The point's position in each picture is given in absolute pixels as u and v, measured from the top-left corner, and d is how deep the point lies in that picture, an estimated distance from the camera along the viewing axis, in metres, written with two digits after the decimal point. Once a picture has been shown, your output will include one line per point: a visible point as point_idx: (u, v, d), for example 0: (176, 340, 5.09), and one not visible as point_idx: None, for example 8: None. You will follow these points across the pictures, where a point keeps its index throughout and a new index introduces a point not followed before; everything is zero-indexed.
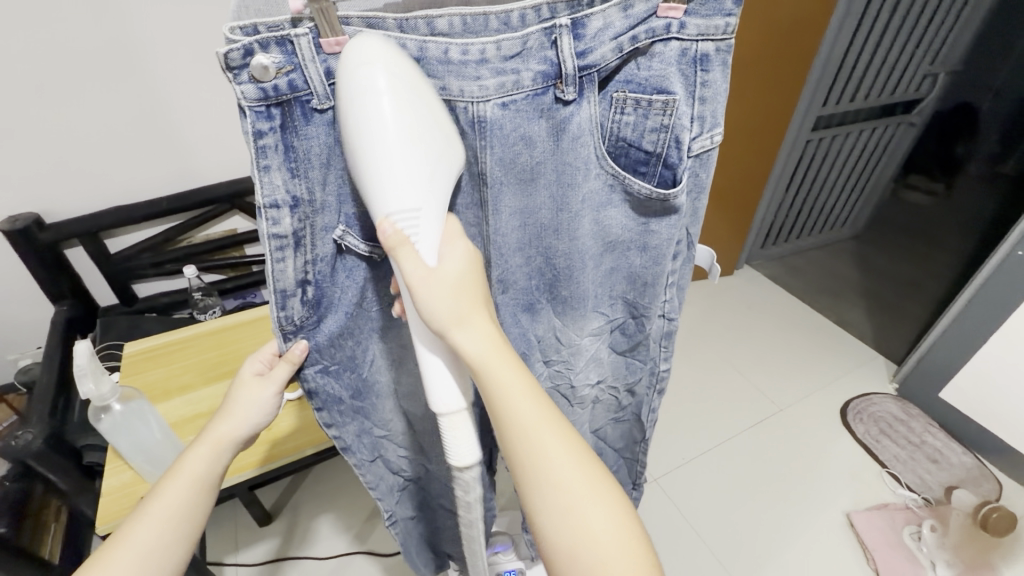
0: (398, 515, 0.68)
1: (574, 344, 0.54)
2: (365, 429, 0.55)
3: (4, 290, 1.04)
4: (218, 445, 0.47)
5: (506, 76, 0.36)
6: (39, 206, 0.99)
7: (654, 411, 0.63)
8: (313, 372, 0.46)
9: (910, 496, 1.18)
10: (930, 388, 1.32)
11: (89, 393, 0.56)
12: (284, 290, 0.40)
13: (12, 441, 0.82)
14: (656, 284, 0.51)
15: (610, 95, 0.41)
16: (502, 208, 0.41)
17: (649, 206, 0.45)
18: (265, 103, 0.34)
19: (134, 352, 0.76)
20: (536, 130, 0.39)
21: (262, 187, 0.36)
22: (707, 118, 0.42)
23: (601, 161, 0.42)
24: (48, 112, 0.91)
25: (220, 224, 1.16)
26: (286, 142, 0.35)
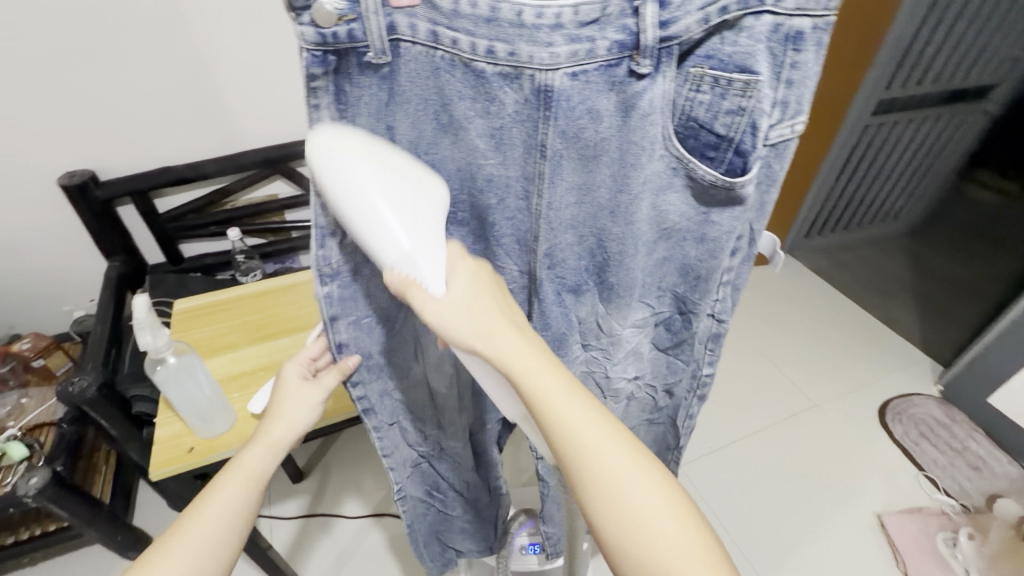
0: (408, 491, 0.69)
1: (615, 333, 0.53)
2: (387, 391, 0.56)
3: (62, 242, 1.09)
4: (273, 445, 0.51)
5: (580, 44, 0.34)
6: (94, 163, 1.02)
7: (691, 418, 0.64)
8: (346, 325, 0.47)
9: (947, 502, 1.15)
10: (979, 393, 1.26)
11: (148, 345, 0.58)
12: (322, 229, 0.41)
13: (68, 387, 0.84)
14: (709, 279, 0.50)
15: (687, 71, 0.38)
16: (559, 180, 0.40)
17: (713, 194, 0.43)
18: (323, 48, 0.34)
19: (181, 309, 0.79)
20: (603, 104, 0.38)
21: (311, 123, 0.37)
22: (790, 104, 0.39)
23: (668, 142, 0.40)
24: (103, 70, 0.93)
25: (263, 188, 1.18)
26: (337, 87, 0.36)
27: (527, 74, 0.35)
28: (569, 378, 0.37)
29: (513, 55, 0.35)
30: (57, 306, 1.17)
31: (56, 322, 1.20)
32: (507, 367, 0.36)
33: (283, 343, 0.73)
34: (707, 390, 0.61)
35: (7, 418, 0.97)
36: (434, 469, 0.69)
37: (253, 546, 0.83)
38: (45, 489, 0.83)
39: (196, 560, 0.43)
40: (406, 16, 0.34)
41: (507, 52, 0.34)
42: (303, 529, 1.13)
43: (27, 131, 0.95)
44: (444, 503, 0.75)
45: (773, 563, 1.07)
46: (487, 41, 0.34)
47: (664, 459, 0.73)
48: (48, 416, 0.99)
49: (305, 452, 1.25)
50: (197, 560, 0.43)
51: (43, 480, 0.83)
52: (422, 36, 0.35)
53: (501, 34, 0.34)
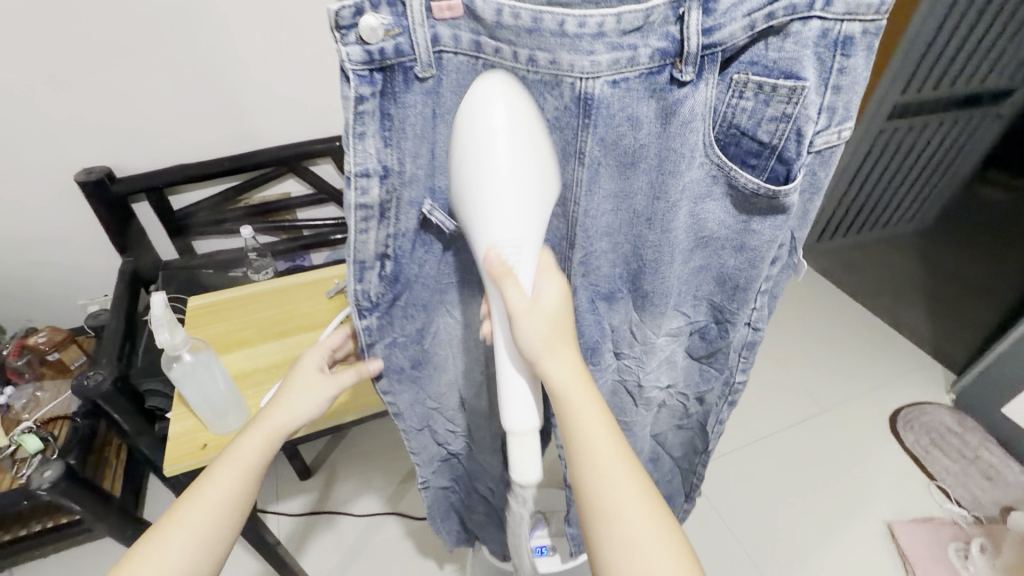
0: (433, 482, 0.69)
1: (649, 341, 0.53)
2: (419, 399, 0.56)
3: (78, 238, 1.10)
4: (272, 433, 0.49)
5: (622, 52, 0.34)
6: (111, 160, 1.03)
7: (721, 424, 0.63)
8: (381, 348, 0.48)
9: (957, 512, 1.14)
10: (994, 402, 1.25)
11: (164, 342, 0.58)
12: (363, 262, 0.40)
13: (84, 380, 0.86)
14: (748, 288, 0.49)
15: (729, 77, 0.39)
16: (596, 189, 0.41)
17: (755, 203, 0.43)
18: (369, 67, 0.33)
19: (196, 305, 0.79)
20: (644, 111, 0.37)
21: (355, 155, 0.35)
22: (837, 111, 0.40)
23: (709, 149, 0.40)
24: (122, 68, 0.94)
25: (276, 185, 1.18)
26: (383, 110, 0.35)
27: (567, 82, 0.35)
28: (608, 420, 0.39)
29: (554, 63, 0.35)
30: (71, 301, 1.18)
31: (70, 316, 1.21)
32: (558, 389, 0.39)
33: (298, 340, 0.73)
34: (740, 397, 0.60)
35: (23, 411, 0.99)
36: (462, 463, 0.70)
37: (263, 541, 0.83)
38: (58, 483, 0.84)
39: (188, 548, 0.43)
40: (449, 28, 0.34)
41: (548, 60, 0.34)
42: (310, 526, 1.13)
43: (46, 128, 0.96)
44: (466, 495, 0.76)
45: (782, 569, 1.06)
46: (529, 50, 0.34)
47: (688, 463, 0.72)
48: (62, 409, 1.00)
49: (314, 449, 1.26)
50: (189, 548, 0.43)
51: (56, 473, 0.84)
52: (464, 46, 0.35)
53: (542, 44, 0.34)
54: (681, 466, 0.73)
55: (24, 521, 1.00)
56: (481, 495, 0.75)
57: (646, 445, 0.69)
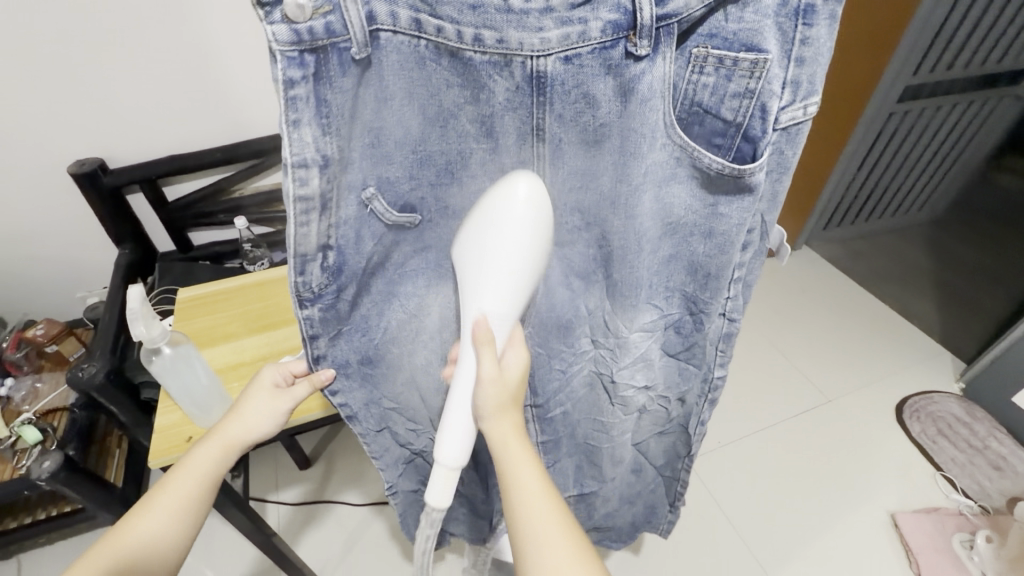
0: (400, 487, 0.69)
1: (622, 336, 0.52)
2: (373, 399, 0.55)
3: (73, 229, 1.10)
4: (227, 446, 0.51)
5: (571, 27, 0.34)
6: (103, 150, 1.03)
7: (703, 425, 0.62)
8: (322, 341, 0.45)
9: (964, 502, 1.12)
10: (1002, 392, 1.22)
11: (140, 335, 0.56)
12: (304, 254, 0.37)
13: (77, 372, 0.86)
14: (720, 276, 0.48)
15: (688, 51, 0.37)
16: (561, 164, 0.40)
17: (721, 183, 0.41)
18: (299, 48, 0.30)
19: (182, 299, 0.78)
20: (600, 89, 0.36)
21: (291, 144, 0.33)
22: (802, 84, 0.37)
23: (670, 130, 0.38)
24: (109, 58, 0.93)
25: (270, 176, 1.17)
26: (319, 96, 0.32)
27: (519, 61, 0.35)
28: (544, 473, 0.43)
29: (503, 42, 0.34)
30: (69, 292, 1.19)
31: (69, 307, 1.22)
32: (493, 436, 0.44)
33: (282, 334, 0.72)
34: (719, 395, 0.58)
35: (23, 403, 0.99)
36: (430, 467, 0.69)
37: (257, 533, 0.83)
38: (57, 473, 0.85)
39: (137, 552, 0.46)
40: (386, 4, 0.32)
41: (495, 39, 0.34)
42: (309, 516, 1.13)
43: (34, 118, 0.95)
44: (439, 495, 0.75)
45: (781, 559, 1.05)
46: (473, 29, 0.34)
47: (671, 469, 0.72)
48: (62, 400, 1.01)
49: (312, 438, 1.27)
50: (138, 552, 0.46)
51: (55, 464, 0.85)
52: (404, 25, 0.33)
53: (488, 21, 0.33)
54: (665, 475, 0.74)
55: (28, 509, 1.02)
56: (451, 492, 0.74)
57: (626, 454, 0.69)
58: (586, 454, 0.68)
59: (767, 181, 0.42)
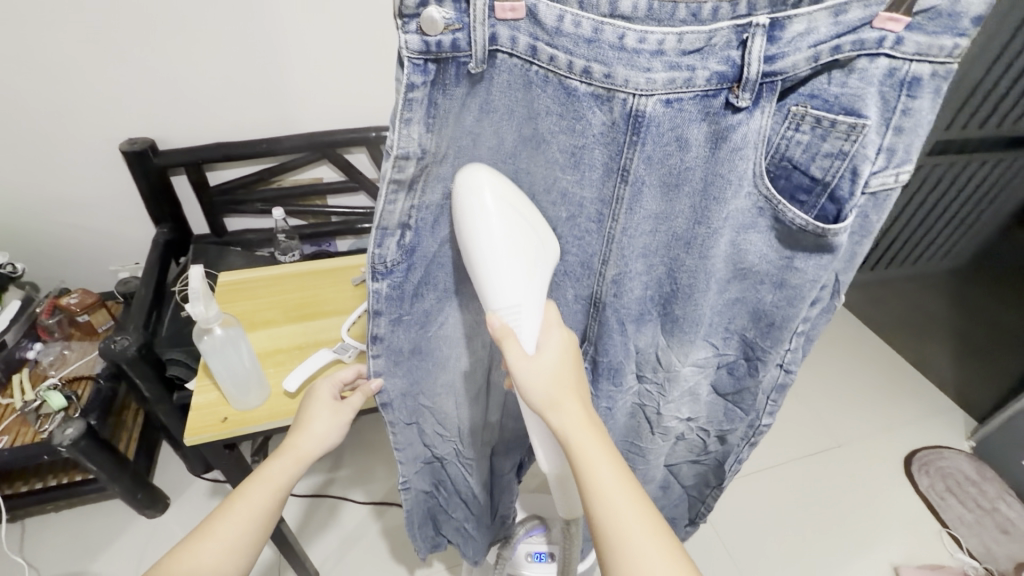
0: (413, 484, 0.69)
1: (673, 369, 0.54)
2: (411, 392, 0.57)
3: (116, 205, 1.14)
4: (299, 458, 0.55)
5: (678, 72, 0.36)
6: (155, 132, 1.07)
7: (740, 462, 0.65)
8: (384, 321, 0.48)
9: (970, 562, 1.10)
10: (1014, 454, 1.22)
11: (197, 314, 0.58)
12: (385, 227, 0.42)
13: (111, 344, 0.88)
14: (783, 327, 0.50)
15: (787, 108, 0.40)
16: (638, 208, 0.42)
17: (800, 239, 0.43)
18: (425, 57, 0.34)
19: (224, 282, 0.81)
20: (694, 133, 0.39)
21: (398, 138, 0.36)
22: (897, 152, 0.40)
23: (758, 180, 0.41)
24: (173, 44, 0.97)
25: (309, 170, 1.20)
26: (432, 98, 0.36)
27: (620, 97, 0.37)
28: (622, 464, 0.41)
29: (609, 77, 0.36)
30: (104, 266, 1.22)
31: (102, 280, 1.25)
32: (569, 438, 0.41)
33: (319, 325, 0.74)
34: (760, 439, 0.61)
35: (49, 367, 1.03)
36: (445, 467, 0.70)
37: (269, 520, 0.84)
38: (78, 441, 0.87)
39: (217, 554, 0.47)
40: (509, 29, 0.35)
41: (603, 73, 0.36)
42: (314, 508, 1.15)
43: (97, 95, 0.99)
44: (446, 500, 0.75)
45: None
46: (584, 61, 0.36)
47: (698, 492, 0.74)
48: (88, 368, 1.03)
49: None
50: (218, 554, 0.47)
51: (77, 432, 0.88)
52: (521, 49, 0.36)
53: (599, 56, 0.35)
54: (691, 493, 0.76)
55: (40, 475, 1.03)
56: (458, 499, 0.75)
57: (659, 473, 0.69)
58: None
59: (848, 241, 0.44)
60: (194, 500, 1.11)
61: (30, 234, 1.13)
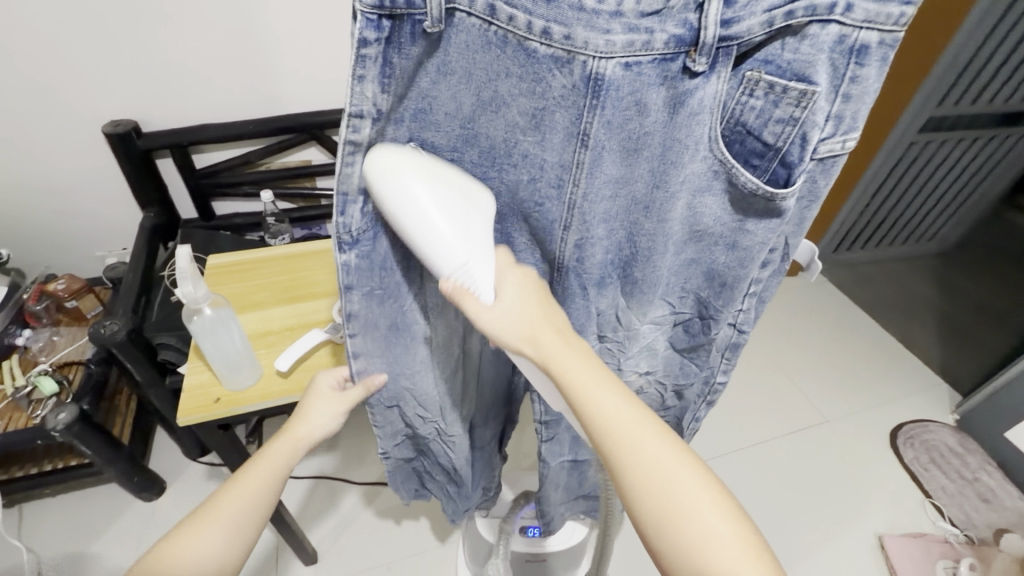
0: (394, 453, 0.70)
1: (633, 327, 0.56)
2: (391, 361, 0.56)
3: (99, 189, 1.12)
4: (298, 440, 0.58)
5: (638, 34, 0.35)
6: (138, 114, 1.04)
7: (696, 421, 0.71)
8: (358, 295, 0.47)
9: (952, 531, 1.14)
10: (996, 426, 1.25)
11: (186, 294, 0.58)
12: (346, 193, 0.40)
13: (100, 328, 0.88)
14: (735, 287, 0.52)
15: (742, 74, 0.40)
16: (599, 172, 0.41)
17: (752, 203, 0.45)
18: (378, 12, 0.32)
19: (214, 265, 0.80)
20: (653, 97, 0.39)
21: (352, 96, 0.35)
22: (845, 119, 0.41)
23: (712, 145, 0.42)
24: (152, 22, 0.94)
25: (298, 152, 1.19)
26: (385, 57, 0.34)
27: (580, 60, 0.35)
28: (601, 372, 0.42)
29: (568, 38, 0.35)
30: (90, 251, 1.21)
31: (88, 266, 1.23)
32: (552, 364, 0.41)
33: (309, 307, 0.74)
34: (715, 396, 0.67)
35: (40, 353, 1.02)
36: (427, 444, 0.70)
37: None
38: (72, 425, 0.88)
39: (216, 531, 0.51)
40: None
41: (562, 34, 0.35)
42: (310, 489, 1.16)
43: (77, 76, 0.97)
44: (430, 466, 0.76)
45: None
46: (544, 21, 0.34)
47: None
48: (77, 355, 1.02)
49: None
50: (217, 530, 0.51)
51: (71, 416, 0.88)
52: (479, 8, 0.35)
53: (558, 16, 0.34)
54: None
55: (36, 461, 1.03)
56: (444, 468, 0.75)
57: None
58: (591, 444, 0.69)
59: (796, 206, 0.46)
60: (190, 483, 1.12)
61: (12, 219, 1.11)
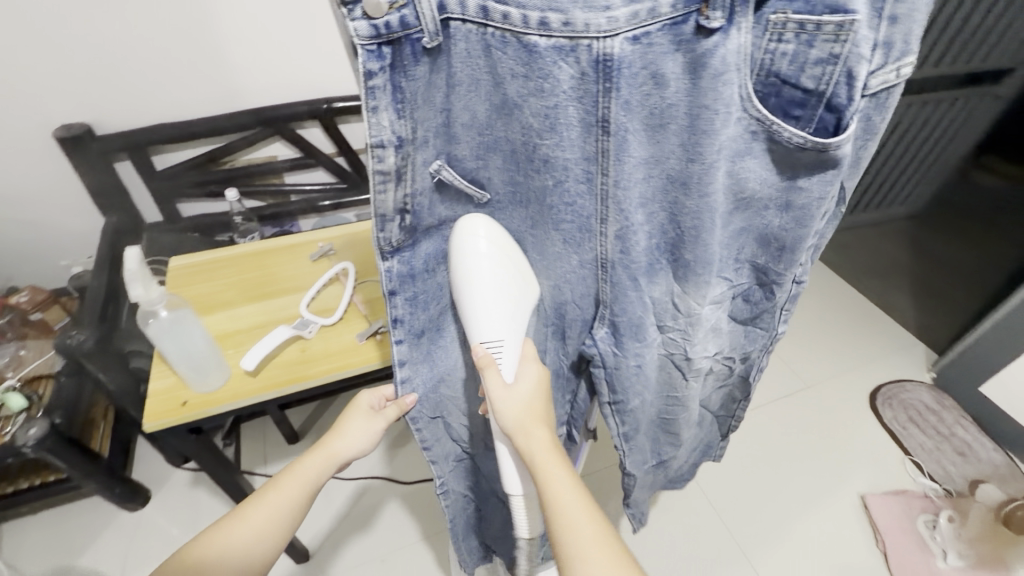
0: (450, 486, 0.70)
1: (694, 313, 0.54)
2: (434, 375, 0.57)
3: (56, 196, 1.08)
4: (331, 456, 0.58)
5: (640, 5, 0.36)
6: (91, 116, 1.01)
7: (761, 371, 0.67)
8: (401, 299, 0.49)
9: (930, 486, 1.17)
10: (971, 382, 1.27)
11: (138, 297, 0.57)
12: (383, 215, 0.42)
13: (65, 339, 0.86)
14: (796, 246, 0.51)
15: (767, 18, 0.39)
16: (626, 157, 0.42)
17: (800, 157, 0.44)
18: (377, 41, 0.34)
19: (175, 266, 0.77)
20: (670, 66, 0.39)
21: (370, 127, 0.37)
22: (896, 45, 0.41)
23: (746, 104, 0.41)
24: (97, 20, 0.91)
25: (263, 148, 1.16)
26: (394, 83, 0.36)
27: (585, 45, 0.36)
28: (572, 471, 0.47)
29: (568, 24, 0.36)
30: (54, 262, 1.17)
31: (54, 276, 1.20)
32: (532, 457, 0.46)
33: (279, 303, 0.72)
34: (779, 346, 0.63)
35: (6, 368, 0.97)
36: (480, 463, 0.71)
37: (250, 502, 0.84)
38: (43, 440, 0.88)
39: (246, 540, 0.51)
40: None
41: (561, 21, 0.36)
42: None
43: (24, 79, 0.93)
44: (486, 499, 0.76)
45: (756, 539, 1.10)
46: (538, 13, 0.35)
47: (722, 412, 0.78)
48: (47, 368, 0.99)
49: (301, 414, 1.26)
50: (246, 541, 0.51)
51: (41, 431, 0.88)
52: (472, 12, 0.36)
53: (552, 4, 0.35)
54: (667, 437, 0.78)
55: (12, 478, 1.00)
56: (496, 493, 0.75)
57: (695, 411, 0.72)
58: (661, 424, 0.70)
59: (855, 145, 0.46)
60: (176, 490, 1.11)
61: None
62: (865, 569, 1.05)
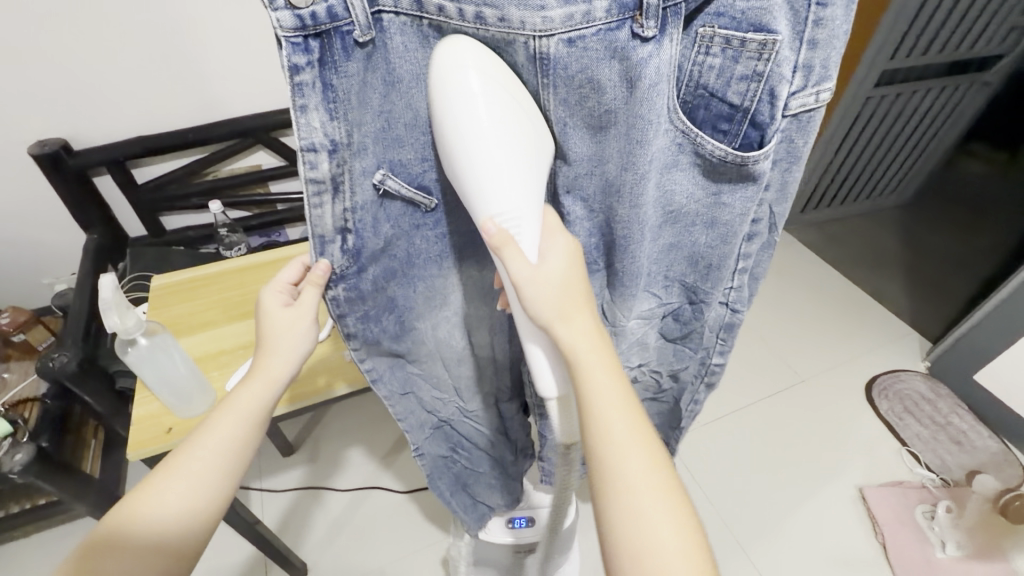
0: (427, 450, 0.69)
1: (621, 324, 0.55)
2: (398, 363, 0.58)
3: (35, 214, 1.06)
4: (272, 381, 0.48)
5: (575, 7, 0.33)
6: (67, 130, 0.98)
7: (695, 402, 0.67)
8: (353, 319, 0.48)
9: (927, 476, 1.17)
10: (965, 370, 1.28)
11: (114, 327, 0.55)
12: (322, 236, 0.41)
13: (48, 362, 0.84)
14: (720, 266, 0.51)
15: (694, 32, 0.39)
16: (567, 150, 0.41)
17: (724, 172, 0.43)
18: (302, 34, 0.32)
19: (156, 286, 0.76)
20: (606, 73, 0.36)
21: (301, 130, 0.36)
22: (815, 69, 0.40)
23: (674, 115, 0.40)
24: (70, 31, 0.89)
25: (244, 159, 1.14)
26: (324, 80, 0.35)
27: (521, 41, 0.35)
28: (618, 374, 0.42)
29: (504, 19, 0.35)
30: (36, 280, 1.15)
31: (36, 294, 1.17)
32: (571, 354, 0.41)
33: None
34: (714, 378, 0.63)
35: None
36: (456, 429, 0.70)
37: (241, 521, 0.83)
38: (30, 466, 0.84)
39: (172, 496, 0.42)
40: None
41: (496, 17, 0.35)
42: (294, 503, 1.14)
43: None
44: (468, 461, 0.75)
45: (757, 536, 1.09)
46: (474, 7, 0.35)
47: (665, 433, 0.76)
48: (31, 391, 0.98)
49: (294, 426, 1.25)
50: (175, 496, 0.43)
51: (27, 456, 0.83)
52: (407, 5, 0.35)
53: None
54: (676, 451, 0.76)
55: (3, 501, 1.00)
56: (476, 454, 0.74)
57: None
58: None
59: (774, 169, 0.45)
60: None
61: None
62: (865, 562, 1.06)
